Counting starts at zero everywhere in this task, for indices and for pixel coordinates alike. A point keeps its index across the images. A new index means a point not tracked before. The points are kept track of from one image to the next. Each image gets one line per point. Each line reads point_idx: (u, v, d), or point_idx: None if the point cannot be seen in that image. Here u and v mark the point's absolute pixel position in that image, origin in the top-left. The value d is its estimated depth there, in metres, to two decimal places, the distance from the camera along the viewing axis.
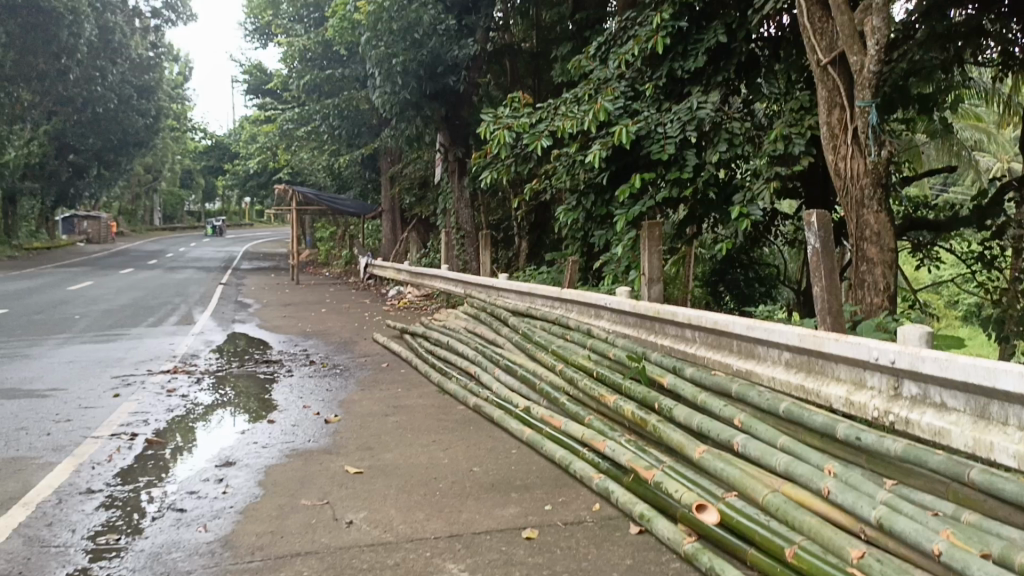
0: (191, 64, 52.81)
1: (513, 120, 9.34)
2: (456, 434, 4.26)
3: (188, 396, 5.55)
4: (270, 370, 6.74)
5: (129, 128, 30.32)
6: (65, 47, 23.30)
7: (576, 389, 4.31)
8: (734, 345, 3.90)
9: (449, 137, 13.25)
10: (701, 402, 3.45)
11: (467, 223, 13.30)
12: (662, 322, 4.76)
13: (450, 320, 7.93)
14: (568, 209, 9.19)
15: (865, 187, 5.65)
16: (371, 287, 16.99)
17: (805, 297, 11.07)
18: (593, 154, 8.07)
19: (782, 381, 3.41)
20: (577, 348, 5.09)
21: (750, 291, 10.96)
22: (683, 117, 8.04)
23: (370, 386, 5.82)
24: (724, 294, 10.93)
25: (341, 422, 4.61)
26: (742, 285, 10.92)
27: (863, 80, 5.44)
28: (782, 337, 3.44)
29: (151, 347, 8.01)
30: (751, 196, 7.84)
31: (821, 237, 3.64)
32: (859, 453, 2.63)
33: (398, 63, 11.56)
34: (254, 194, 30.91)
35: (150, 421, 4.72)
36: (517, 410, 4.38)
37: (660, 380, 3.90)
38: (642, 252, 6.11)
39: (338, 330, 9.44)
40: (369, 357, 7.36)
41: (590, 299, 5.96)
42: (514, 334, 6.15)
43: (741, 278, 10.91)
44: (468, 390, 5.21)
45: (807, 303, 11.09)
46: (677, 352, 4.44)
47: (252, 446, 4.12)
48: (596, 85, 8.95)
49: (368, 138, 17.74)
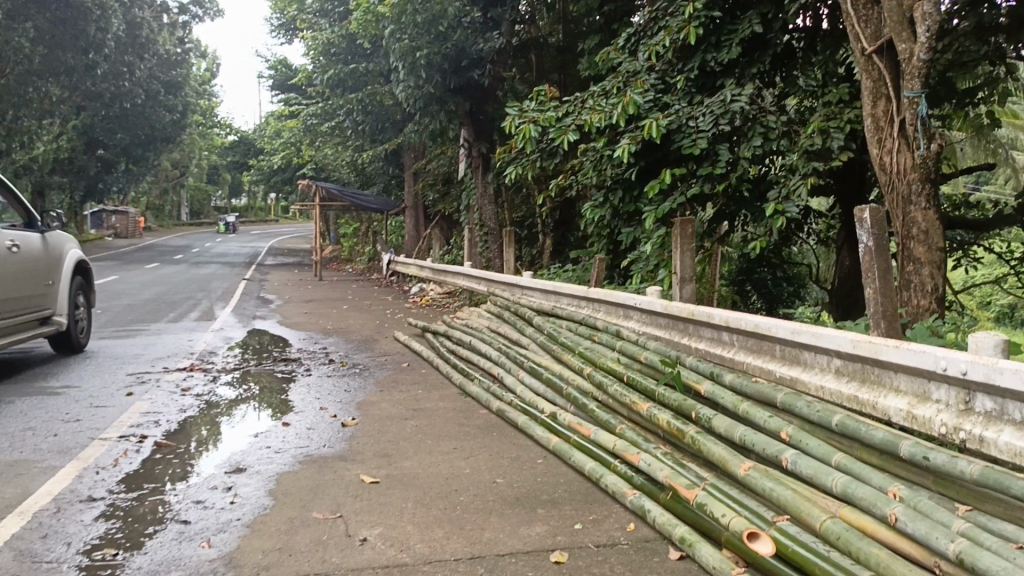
0: (218, 60, 53.18)
1: (538, 113, 9.10)
2: (479, 441, 4.03)
3: (202, 395, 5.38)
4: (289, 368, 6.57)
5: (156, 123, 30.47)
6: (93, 43, 23.42)
7: (606, 394, 4.07)
8: (777, 350, 3.64)
9: (473, 132, 12.96)
10: (744, 412, 3.20)
11: (491, 220, 13.04)
12: (697, 324, 4.50)
13: (473, 319, 7.73)
14: (595, 205, 8.93)
15: (912, 182, 5.32)
16: (393, 284, 16.86)
17: (835, 300, 10.59)
18: (622, 148, 7.80)
19: (832, 391, 3.15)
20: (606, 350, 4.84)
21: (777, 291, 10.66)
22: (716, 111, 7.73)
23: (390, 387, 5.61)
24: (752, 294, 10.59)
25: (358, 426, 4.41)
26: (770, 286, 10.62)
27: (913, 69, 5.12)
28: (833, 343, 3.17)
29: (169, 343, 7.88)
30: (787, 193, 7.42)
31: (874, 235, 3.37)
32: (926, 475, 2.37)
33: (423, 57, 11.36)
34: (278, 189, 30.98)
35: (161, 422, 4.56)
36: (543, 416, 4.15)
37: (697, 387, 3.65)
38: (675, 250, 5.84)
39: (359, 327, 9.28)
40: (389, 357, 7.17)
41: (619, 299, 5.72)
42: (540, 335, 5.92)
43: (768, 277, 10.59)
44: (491, 393, 4.99)
45: (835, 305, 10.75)
46: (713, 356, 4.20)
47: (264, 451, 3.93)
48: (625, 77, 8.68)
49: (391, 133, 17.60)
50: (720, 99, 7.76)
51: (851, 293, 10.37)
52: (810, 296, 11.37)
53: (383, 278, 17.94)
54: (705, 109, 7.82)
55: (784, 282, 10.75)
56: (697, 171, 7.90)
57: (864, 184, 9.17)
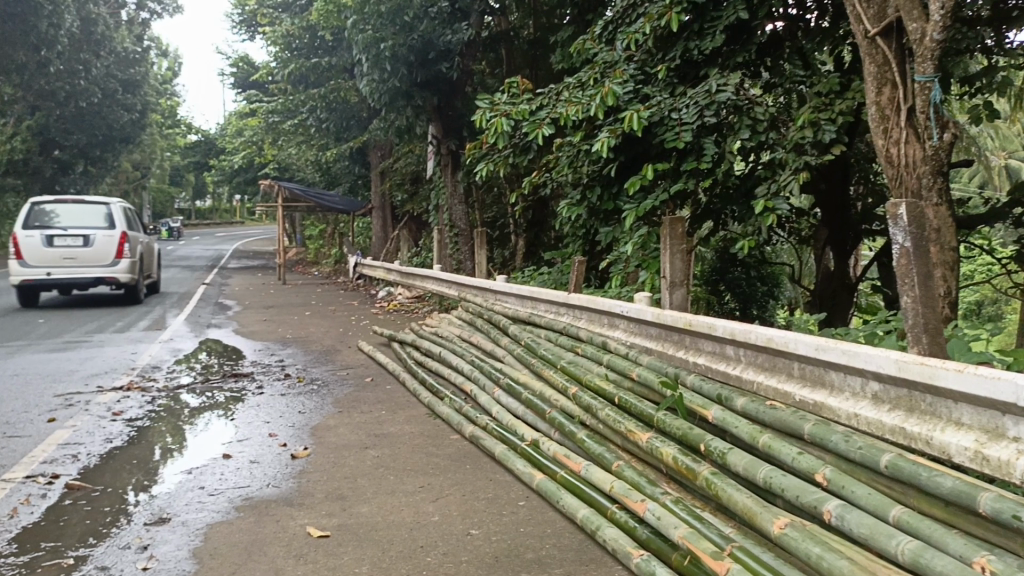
0: (180, 59, 52.07)
1: (510, 106, 8.56)
2: (450, 477, 3.47)
3: (135, 418, 4.71)
4: (238, 385, 5.94)
5: (115, 123, 29.51)
6: (44, 40, 22.47)
7: (596, 419, 3.55)
8: (797, 369, 3.14)
9: (441, 129, 12.30)
10: (764, 446, 2.69)
11: (462, 220, 12.37)
12: (696, 335, 4.00)
13: (443, 326, 7.18)
14: (571, 203, 8.40)
15: (923, 175, 4.92)
16: (360, 287, 16.22)
17: (814, 299, 10.28)
18: (601, 142, 7.28)
19: (869, 421, 2.63)
20: (593, 366, 4.32)
21: (751, 291, 10.18)
22: (700, 102, 7.24)
23: (349, 408, 5.02)
24: (725, 293, 10.05)
25: (310, 458, 3.83)
26: (744, 286, 10.06)
27: (925, 52, 4.63)
28: (870, 363, 2.66)
29: (110, 356, 7.19)
30: (777, 188, 6.94)
31: (911, 234, 2.86)
32: (1014, 537, 1.87)
33: (388, 49, 10.76)
34: (243, 191, 30.13)
35: (80, 456, 3.90)
36: (523, 445, 3.62)
37: (703, 413, 3.15)
38: (666, 253, 5.32)
39: (321, 336, 8.66)
40: (352, 370, 6.57)
41: (604, 307, 5.21)
42: (516, 346, 5.38)
43: (745, 278, 10.05)
44: (463, 413, 4.43)
45: (815, 304, 10.32)
46: (716, 373, 3.70)
47: (196, 493, 3.35)
48: (602, 67, 8.18)
49: (357, 131, 17.00)
50: (702, 89, 7.27)
51: (833, 291, 9.94)
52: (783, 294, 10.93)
53: (350, 282, 17.27)
54: (688, 99, 7.33)
55: (761, 282, 10.27)
56: (680, 167, 7.42)
57: (848, 178, 8.82)
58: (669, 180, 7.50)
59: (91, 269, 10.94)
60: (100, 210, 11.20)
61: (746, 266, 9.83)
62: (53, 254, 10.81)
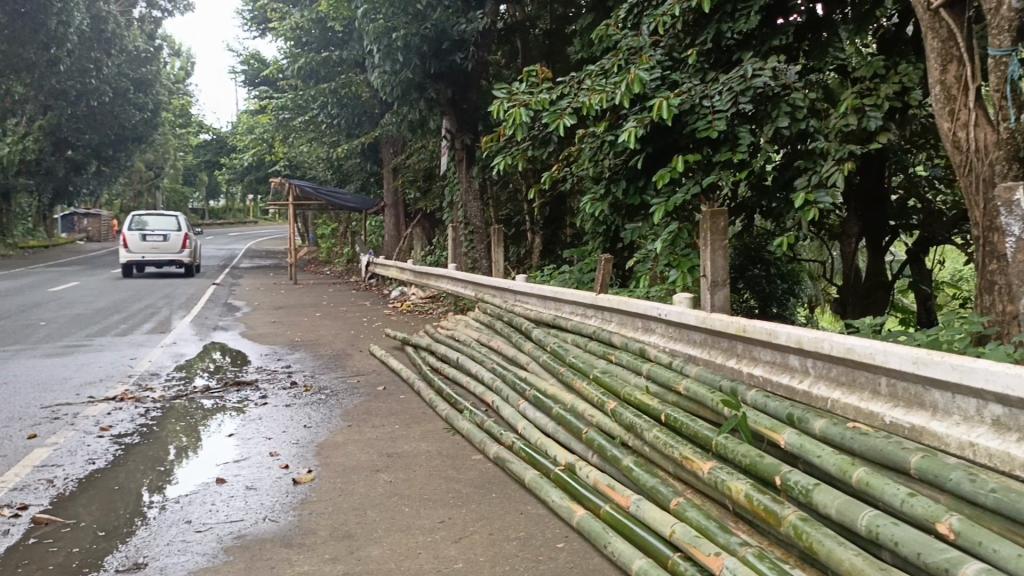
0: (192, 59, 52.04)
1: (529, 96, 8.09)
2: (476, 509, 3.03)
3: (123, 434, 4.25)
4: (239, 395, 5.47)
5: (126, 123, 29.35)
6: (54, 37, 22.17)
7: (641, 440, 3.12)
8: (888, 387, 2.68)
9: (456, 122, 11.84)
10: (861, 483, 2.27)
11: (477, 217, 11.87)
12: (753, 342, 3.54)
13: (460, 329, 6.74)
14: (595, 198, 7.90)
15: (996, 162, 4.33)
16: (373, 287, 15.81)
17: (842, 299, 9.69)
18: (628, 133, 6.80)
19: (984, 451, 2.19)
20: (632, 377, 3.87)
21: (772, 290, 9.38)
22: (735, 88, 6.74)
23: (358, 421, 4.55)
24: (745, 292, 9.34)
25: (314, 484, 3.37)
26: (765, 284, 9.31)
27: (1002, 22, 4.16)
28: (985, 382, 2.21)
29: (108, 362, 6.76)
30: (819, 180, 6.43)
31: None
32: None
33: (400, 38, 10.31)
34: (254, 190, 29.82)
35: (55, 481, 3.43)
36: (558, 470, 3.18)
37: (774, 438, 2.72)
38: (706, 251, 4.83)
39: (331, 340, 8.23)
40: (363, 377, 6.11)
41: (639, 309, 4.76)
42: (541, 352, 4.94)
43: (774, 276, 9.46)
44: (485, 428, 3.98)
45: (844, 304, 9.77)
46: (780, 388, 3.26)
47: (180, 528, 2.89)
48: (626, 54, 7.70)
49: (368, 127, 16.62)
50: (737, 74, 6.78)
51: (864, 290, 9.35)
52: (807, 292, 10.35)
53: (362, 282, 16.86)
54: (721, 85, 6.84)
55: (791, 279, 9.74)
56: (713, 158, 6.92)
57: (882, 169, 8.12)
58: (701, 172, 7.00)
59: (167, 255, 17.14)
60: (176, 221, 17.72)
61: (770, 262, 9.24)
62: (146, 245, 17.04)
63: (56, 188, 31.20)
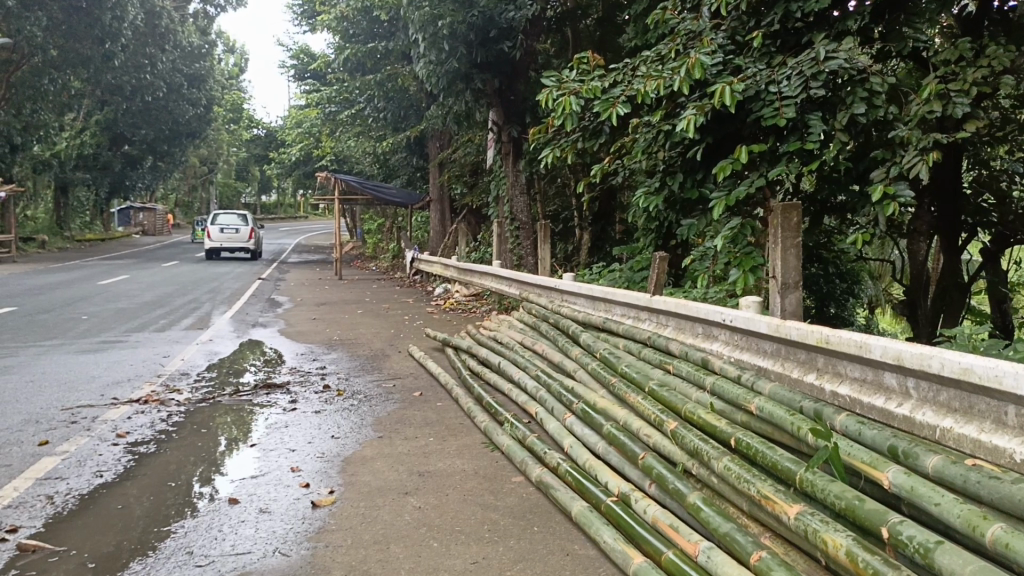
0: (246, 55, 52.89)
1: (580, 84, 7.66)
2: (515, 548, 2.64)
3: (138, 442, 3.98)
4: (267, 398, 5.16)
5: (180, 117, 29.81)
6: (109, 33, 22.45)
7: (708, 470, 2.69)
8: (1017, 418, 2.19)
9: (503, 114, 11.36)
10: (996, 543, 1.81)
11: (523, 212, 11.42)
12: (838, 355, 3.06)
13: (504, 330, 6.37)
14: (649, 192, 7.42)
15: None
16: (417, 283, 15.57)
17: (911, 304, 8.94)
18: (687, 121, 6.32)
19: None
20: (695, 393, 3.43)
21: (830, 289, 8.78)
22: (806, 71, 6.20)
23: (390, 432, 4.20)
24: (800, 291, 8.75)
25: (336, 509, 3.01)
26: (823, 284, 8.67)
27: None
28: None
29: (140, 359, 6.58)
30: (899, 171, 5.87)
31: None
32: None
33: (445, 26, 9.96)
34: (303, 184, 29.98)
35: (54, 497, 3.14)
36: (609, 500, 2.77)
37: (873, 475, 2.27)
38: (777, 249, 4.32)
39: (370, 338, 7.94)
40: (401, 381, 5.75)
41: (700, 314, 4.29)
42: (589, 358, 4.51)
43: (834, 275, 8.85)
44: (527, 444, 3.58)
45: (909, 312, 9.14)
46: (872, 411, 2.78)
47: (180, 560, 2.55)
48: (685, 38, 7.22)
49: (415, 121, 16.41)
50: (807, 56, 6.24)
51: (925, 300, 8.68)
52: (868, 293, 9.66)
53: (406, 278, 16.62)
54: (790, 68, 6.30)
55: (856, 280, 9.12)
56: (779, 149, 6.39)
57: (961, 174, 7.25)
58: (766, 163, 6.47)
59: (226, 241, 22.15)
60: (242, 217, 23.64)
61: (828, 261, 8.53)
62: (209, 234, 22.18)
63: (112, 182, 31.92)
